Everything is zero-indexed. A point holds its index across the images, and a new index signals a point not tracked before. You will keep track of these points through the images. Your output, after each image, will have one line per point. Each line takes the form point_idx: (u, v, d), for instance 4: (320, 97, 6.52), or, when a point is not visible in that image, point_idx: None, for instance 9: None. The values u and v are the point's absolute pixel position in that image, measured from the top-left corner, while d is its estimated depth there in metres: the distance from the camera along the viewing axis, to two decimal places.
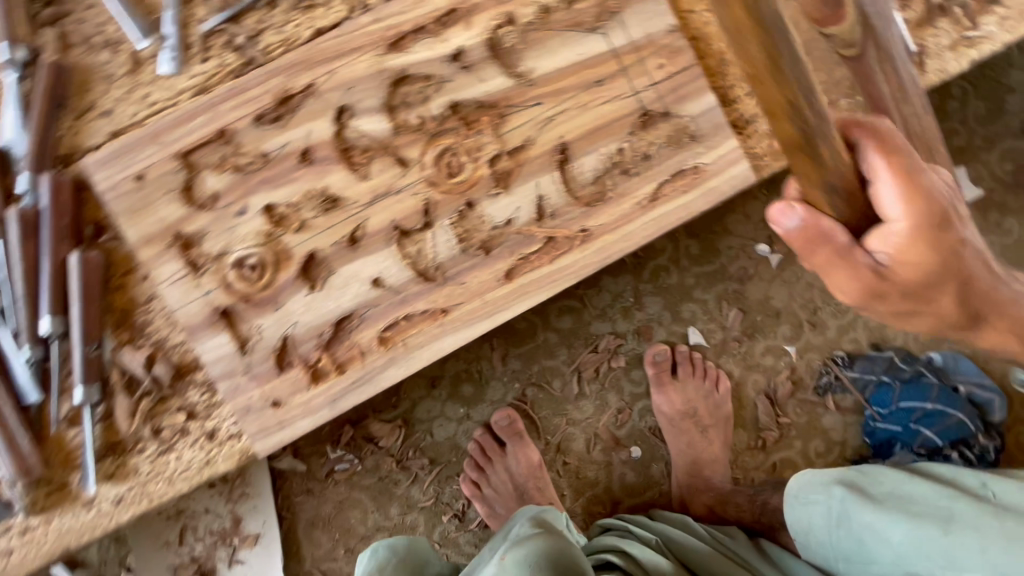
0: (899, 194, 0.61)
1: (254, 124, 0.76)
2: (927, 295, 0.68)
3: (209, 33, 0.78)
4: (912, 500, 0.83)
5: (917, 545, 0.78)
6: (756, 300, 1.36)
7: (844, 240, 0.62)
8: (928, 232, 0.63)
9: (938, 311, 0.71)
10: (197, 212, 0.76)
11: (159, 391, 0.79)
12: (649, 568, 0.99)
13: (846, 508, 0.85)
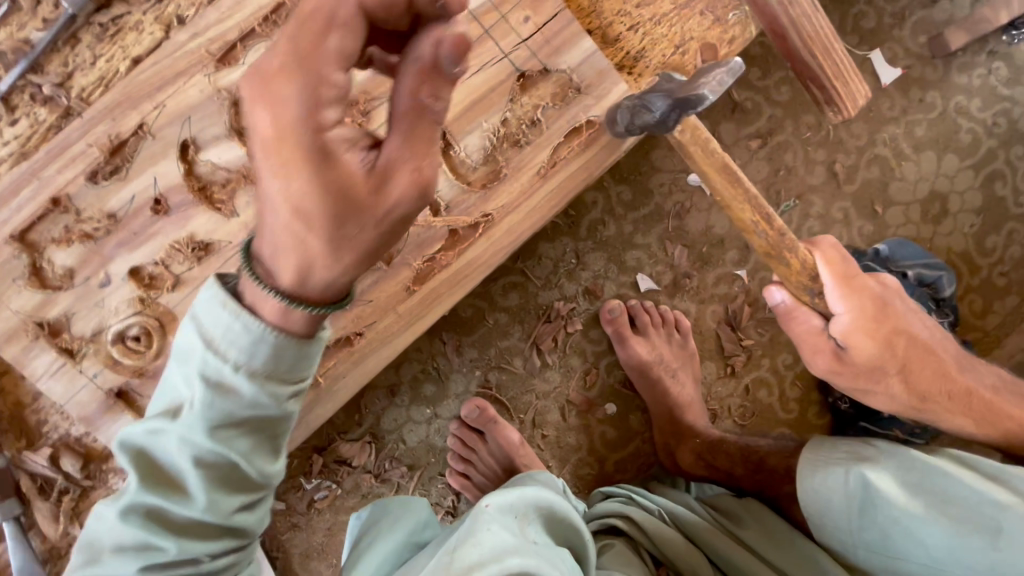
0: (844, 297, 0.77)
1: (89, 183, 0.68)
2: (876, 375, 0.82)
3: (10, 91, 0.69)
4: (952, 502, 0.70)
5: (959, 553, 0.67)
6: (699, 232, 1.31)
7: (819, 324, 0.81)
8: (873, 326, 0.78)
9: (890, 392, 0.83)
10: (55, 294, 0.68)
11: (78, 486, 0.73)
12: (654, 537, 0.91)
13: (871, 496, 0.73)
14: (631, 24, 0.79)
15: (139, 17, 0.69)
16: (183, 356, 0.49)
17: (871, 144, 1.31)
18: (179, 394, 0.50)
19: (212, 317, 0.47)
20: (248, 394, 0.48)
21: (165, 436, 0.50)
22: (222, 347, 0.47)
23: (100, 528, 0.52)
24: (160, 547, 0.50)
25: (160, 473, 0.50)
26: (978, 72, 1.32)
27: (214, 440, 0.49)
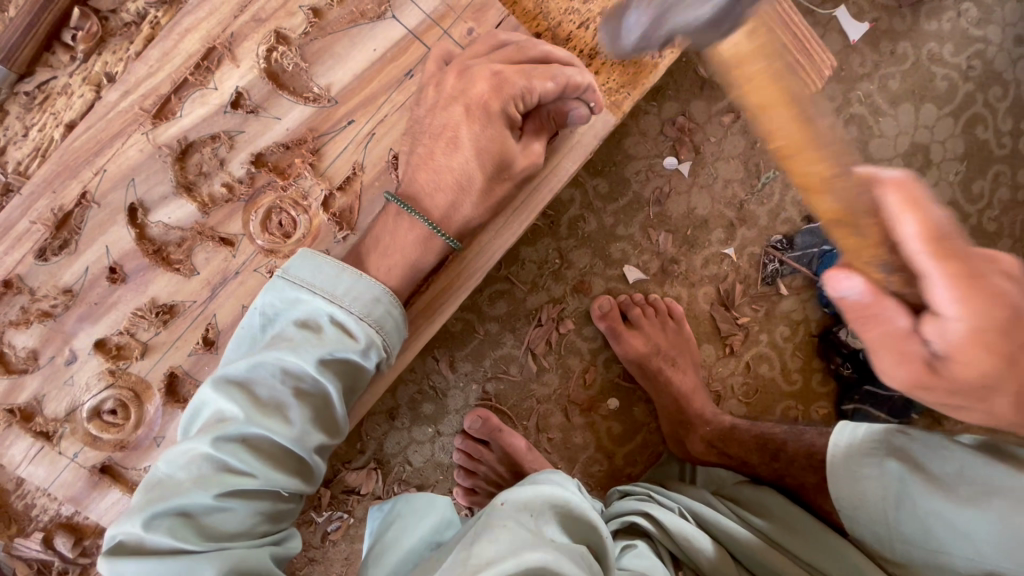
0: (954, 297, 0.53)
1: (38, 261, 0.65)
2: (983, 395, 0.60)
3: None
4: (993, 491, 0.73)
5: (1007, 545, 0.70)
6: (681, 215, 1.29)
7: (902, 323, 0.57)
8: (992, 333, 0.56)
9: (994, 411, 0.63)
10: (23, 378, 0.66)
11: (75, 565, 0.72)
12: (677, 535, 0.91)
13: (906, 488, 0.77)
14: (580, 21, 0.76)
15: (67, 80, 0.66)
16: (302, 298, 0.60)
17: (845, 104, 1.28)
18: (293, 328, 0.60)
19: (341, 270, 0.61)
20: (359, 340, 0.60)
21: (271, 372, 0.58)
22: (344, 294, 0.60)
23: (181, 457, 0.56)
24: (247, 474, 0.55)
25: (258, 408, 0.57)
26: (949, 16, 1.28)
27: (319, 375, 0.59)
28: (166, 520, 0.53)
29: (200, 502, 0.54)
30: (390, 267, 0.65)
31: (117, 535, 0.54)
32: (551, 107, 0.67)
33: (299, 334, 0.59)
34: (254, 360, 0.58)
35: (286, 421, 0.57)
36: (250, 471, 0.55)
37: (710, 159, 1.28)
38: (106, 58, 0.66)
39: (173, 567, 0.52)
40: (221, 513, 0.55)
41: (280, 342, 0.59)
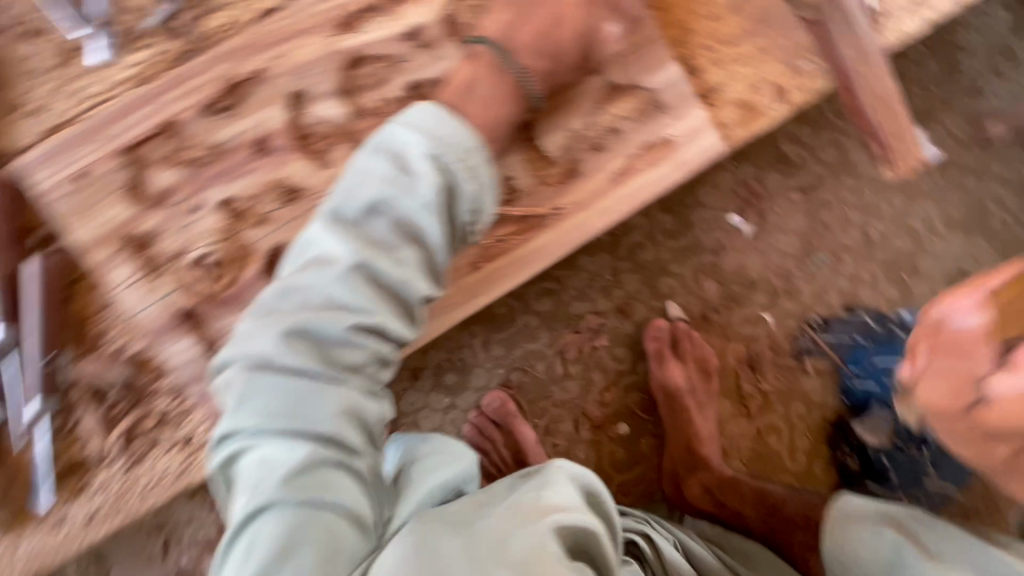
0: (970, 315, 0.79)
1: (202, 114, 0.72)
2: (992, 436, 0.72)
3: (152, 28, 0.73)
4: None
5: None
6: (733, 271, 1.35)
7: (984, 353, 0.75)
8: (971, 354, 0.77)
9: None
10: (148, 211, 0.72)
11: (130, 397, 0.75)
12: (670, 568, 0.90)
13: (898, 553, 0.77)
14: (715, 59, 0.84)
15: None
16: (408, 149, 0.64)
17: (904, 216, 1.37)
18: (397, 173, 0.63)
19: (440, 121, 0.66)
20: (461, 192, 0.65)
21: (381, 215, 0.62)
22: (445, 146, 0.65)
23: (299, 289, 0.60)
24: (362, 309, 0.59)
25: (371, 247, 0.61)
26: (1015, 165, 1.38)
27: (427, 216, 0.63)
28: (288, 344, 0.57)
29: (324, 330, 0.58)
30: (487, 117, 0.70)
31: (237, 360, 0.58)
32: (642, 51, 0.79)
33: (405, 179, 0.63)
34: (366, 202, 0.62)
35: (397, 259, 0.61)
36: (364, 307, 0.59)
37: (771, 228, 1.36)
38: None
39: (304, 386, 0.56)
40: (339, 346, 0.59)
41: (388, 187, 0.62)
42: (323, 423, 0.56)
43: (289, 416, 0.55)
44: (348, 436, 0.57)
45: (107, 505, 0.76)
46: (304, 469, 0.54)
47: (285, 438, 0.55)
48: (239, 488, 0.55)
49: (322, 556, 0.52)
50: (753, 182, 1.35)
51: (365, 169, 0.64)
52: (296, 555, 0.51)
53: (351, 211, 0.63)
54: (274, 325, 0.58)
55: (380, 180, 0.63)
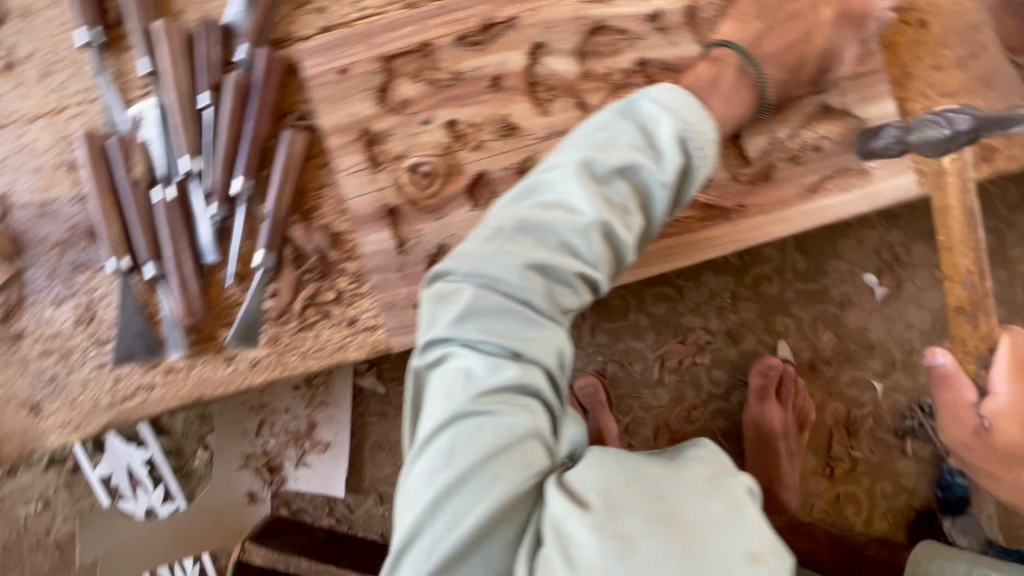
0: (1005, 374, 0.89)
1: (456, 42, 0.80)
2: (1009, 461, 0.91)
3: None
4: None
5: None
6: (854, 329, 1.32)
7: (969, 397, 0.93)
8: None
9: None
10: (387, 114, 0.81)
11: (321, 269, 0.84)
12: None
13: None
14: (927, 107, 0.85)
15: None
16: (658, 128, 0.69)
17: None
18: (643, 145, 0.68)
19: (690, 109, 0.70)
20: (690, 178, 0.70)
21: (622, 179, 0.67)
22: (693, 133, 0.69)
23: (537, 227, 0.65)
24: (588, 260, 0.65)
25: (608, 206, 0.66)
26: None
27: (660, 191, 0.68)
28: (521, 273, 0.62)
29: (553, 269, 0.64)
30: (727, 115, 0.75)
31: (469, 278, 0.63)
32: (863, 81, 0.82)
33: (651, 152, 0.68)
34: (612, 165, 0.67)
35: (626, 224, 0.67)
36: (591, 258, 0.65)
37: (905, 298, 1.32)
38: None
39: (529, 315, 0.62)
40: (559, 287, 0.64)
41: (637, 156, 0.67)
42: (536, 350, 0.62)
43: (509, 338, 0.61)
44: (551, 367, 0.63)
45: (270, 358, 0.85)
46: (515, 388, 0.60)
47: (503, 356, 0.61)
48: (445, 391, 0.61)
49: (520, 470, 0.58)
50: (901, 247, 1.31)
51: (615, 133, 0.68)
52: (499, 458, 0.58)
53: (598, 167, 0.67)
54: (513, 256, 0.63)
55: (630, 148, 0.67)
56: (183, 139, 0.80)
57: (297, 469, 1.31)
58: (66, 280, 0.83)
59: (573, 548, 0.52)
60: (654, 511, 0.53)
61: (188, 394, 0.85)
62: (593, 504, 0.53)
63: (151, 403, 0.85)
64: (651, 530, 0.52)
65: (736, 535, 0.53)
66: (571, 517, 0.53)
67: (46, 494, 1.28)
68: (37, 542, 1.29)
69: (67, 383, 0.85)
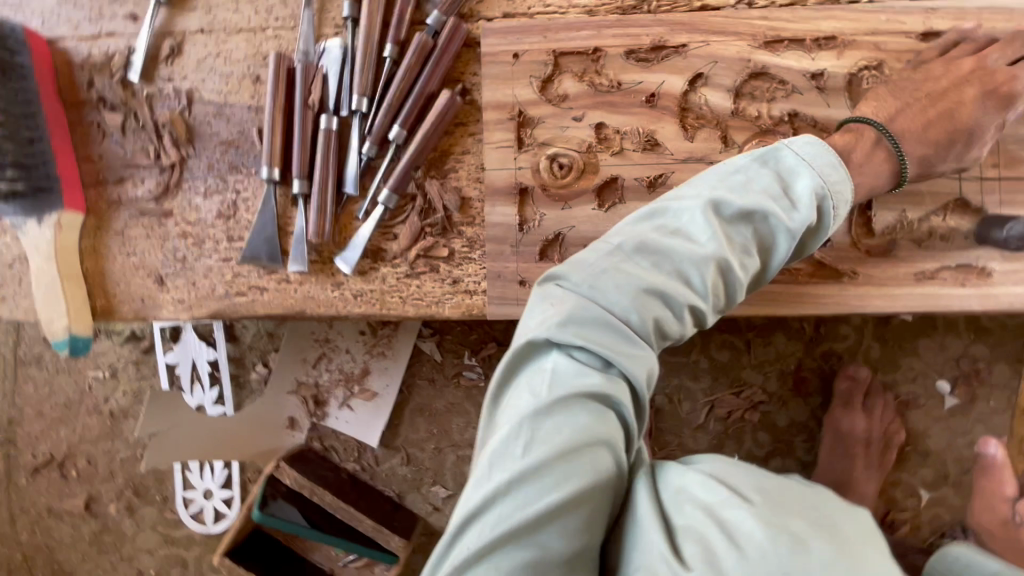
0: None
1: (624, 56, 0.86)
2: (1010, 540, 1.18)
3: None
4: None
5: None
6: (913, 432, 1.29)
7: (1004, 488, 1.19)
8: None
9: None
10: (543, 102, 0.87)
11: (442, 227, 0.90)
12: None
13: None
14: None
15: None
16: (791, 182, 0.71)
17: None
18: (775, 192, 0.70)
19: (830, 166, 0.72)
20: (812, 233, 0.71)
21: (747, 223, 0.69)
22: (827, 193, 0.71)
23: (656, 252, 0.66)
24: (701, 292, 0.66)
25: (730, 245, 0.67)
26: None
27: (781, 239, 0.69)
28: (631, 292, 0.63)
29: (667, 293, 0.64)
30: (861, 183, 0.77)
31: (578, 286, 0.64)
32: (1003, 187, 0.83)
33: (784, 202, 0.69)
34: (741, 207, 0.68)
35: (743, 265, 0.68)
36: (701, 292, 0.66)
37: (975, 416, 1.28)
38: None
39: (635, 330, 0.62)
40: (667, 314, 0.64)
41: (765, 205, 0.68)
42: (635, 363, 0.61)
43: (609, 347, 0.61)
44: (641, 384, 0.61)
45: (372, 294, 0.91)
46: (601, 394, 0.59)
47: (599, 362, 0.60)
48: (531, 386, 0.60)
49: (590, 472, 0.56)
50: (984, 363, 1.27)
51: (750, 177, 0.70)
52: (578, 461, 0.56)
53: (726, 207, 0.68)
54: (628, 274, 0.64)
55: (760, 196, 0.69)
56: (359, 80, 0.87)
57: (340, 409, 1.34)
58: (220, 177, 0.93)
59: (731, 529, 0.49)
60: (814, 518, 0.49)
61: (291, 305, 0.91)
62: (749, 496, 0.51)
63: (258, 305, 0.92)
64: (813, 531, 0.48)
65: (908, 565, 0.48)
66: (727, 501, 0.51)
67: (115, 364, 1.38)
68: (94, 407, 1.39)
69: (193, 266, 0.93)
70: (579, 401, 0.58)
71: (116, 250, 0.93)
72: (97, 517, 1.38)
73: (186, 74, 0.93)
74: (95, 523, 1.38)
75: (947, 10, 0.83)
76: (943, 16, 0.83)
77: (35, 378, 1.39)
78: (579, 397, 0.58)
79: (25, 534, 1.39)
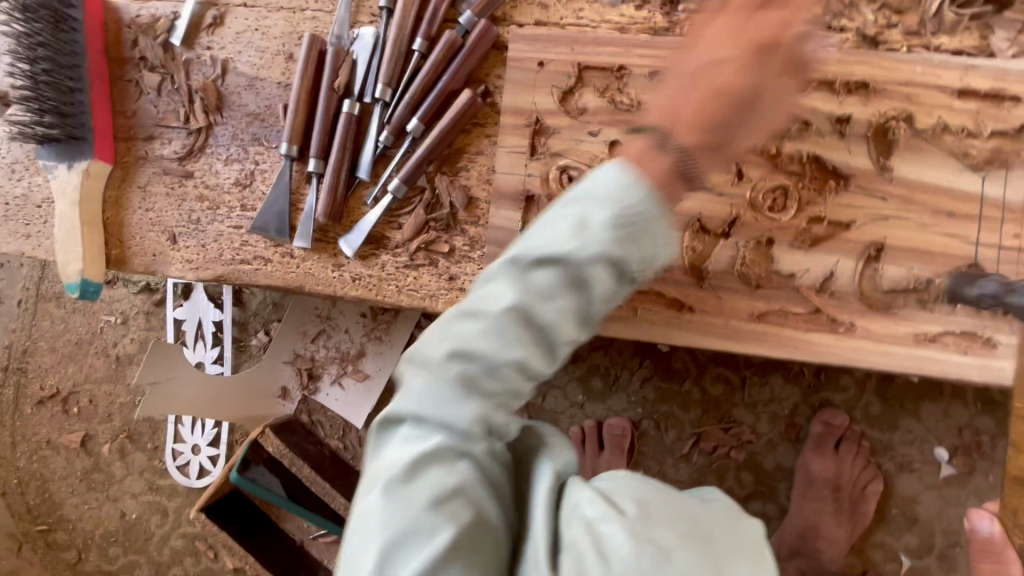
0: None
1: (648, 77, 0.86)
2: None
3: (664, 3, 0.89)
4: None
5: None
6: (903, 495, 1.25)
7: None
8: None
9: None
10: (562, 113, 0.87)
11: (447, 223, 0.91)
12: None
13: None
14: None
15: None
16: (588, 213, 0.57)
17: None
18: (570, 231, 0.57)
19: (625, 180, 0.57)
20: (641, 250, 0.57)
21: (546, 267, 0.57)
22: (632, 208, 0.56)
23: (454, 327, 0.57)
24: (512, 347, 0.55)
25: (530, 293, 0.56)
26: None
27: (596, 270, 0.56)
28: (431, 372, 0.56)
29: (472, 361, 0.55)
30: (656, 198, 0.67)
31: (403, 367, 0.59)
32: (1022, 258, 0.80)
33: (580, 235, 0.56)
34: (533, 256, 0.57)
35: (552, 314, 0.56)
36: (510, 345, 0.55)
37: (971, 489, 1.23)
38: None
39: (448, 397, 0.55)
40: (477, 374, 0.55)
41: (559, 244, 0.56)
42: (457, 421, 0.55)
43: (426, 417, 0.55)
44: (474, 438, 0.55)
45: (371, 279, 0.92)
46: (435, 457, 0.55)
47: (427, 435, 0.55)
48: (375, 470, 0.57)
49: (452, 533, 0.52)
50: (988, 436, 1.23)
51: (544, 223, 0.58)
52: (434, 529, 0.52)
53: (519, 258, 0.57)
54: (431, 352, 0.57)
55: (556, 230, 0.57)
56: (386, 69, 0.89)
57: (331, 386, 1.37)
58: (243, 146, 0.96)
59: (605, 547, 0.52)
60: (684, 529, 0.53)
61: (292, 279, 0.94)
62: (629, 510, 0.54)
63: (261, 275, 0.94)
64: (685, 544, 0.52)
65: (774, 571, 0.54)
66: (611, 520, 0.53)
67: (127, 311, 1.43)
68: (103, 349, 1.44)
69: (205, 229, 0.96)
70: (415, 473, 0.54)
71: (136, 204, 0.97)
72: (90, 455, 1.43)
73: (224, 44, 0.97)
74: (88, 460, 1.43)
75: (988, 69, 0.80)
76: (983, 75, 0.80)
77: (53, 315, 1.46)
78: (412, 472, 0.54)
79: (21, 461, 1.45)
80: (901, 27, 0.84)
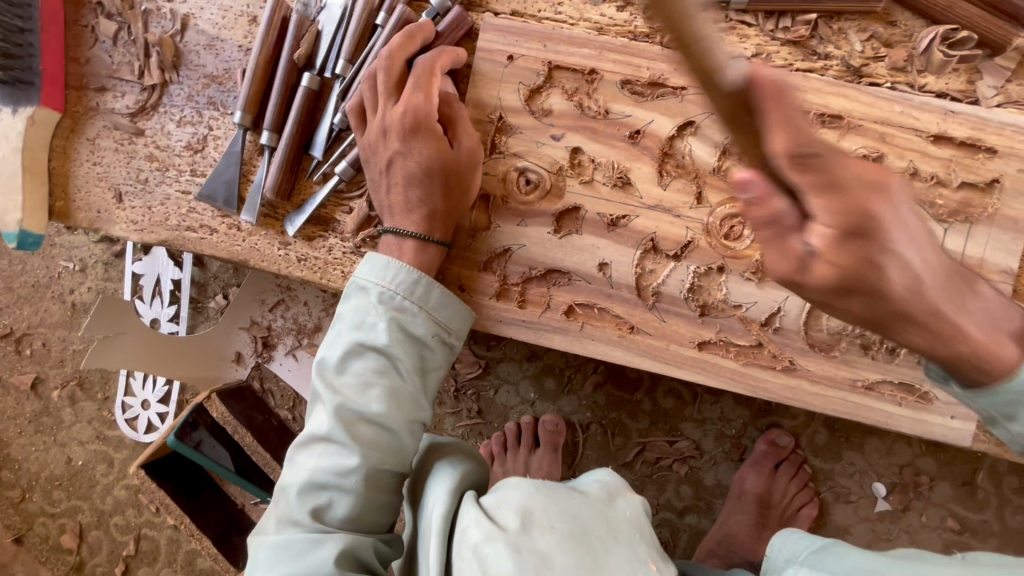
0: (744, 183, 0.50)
1: (619, 85, 0.82)
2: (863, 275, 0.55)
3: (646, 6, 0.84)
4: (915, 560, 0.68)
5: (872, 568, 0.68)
6: (836, 525, 1.26)
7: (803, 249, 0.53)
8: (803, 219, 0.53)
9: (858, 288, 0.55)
10: (526, 113, 0.84)
11: None
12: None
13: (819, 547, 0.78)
14: None
15: (752, 35, 0.83)
16: (364, 305, 0.76)
17: None
18: (360, 330, 0.75)
19: (386, 267, 0.76)
20: (417, 321, 0.76)
21: (349, 366, 0.75)
22: (396, 290, 0.76)
23: (306, 466, 0.74)
24: (345, 448, 0.72)
25: (339, 394, 0.74)
26: None
27: (388, 350, 0.74)
28: (297, 504, 0.73)
29: (322, 480, 0.72)
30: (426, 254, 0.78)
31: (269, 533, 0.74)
32: None
33: (364, 328, 0.75)
34: (335, 360, 0.75)
35: (364, 405, 0.73)
36: (346, 445, 0.72)
37: (904, 526, 1.24)
38: (781, 52, 0.82)
39: (307, 544, 0.70)
40: (327, 487, 0.72)
41: (352, 340, 0.75)
42: (329, 553, 0.69)
43: (300, 555, 0.69)
44: (340, 550, 0.70)
45: (317, 261, 0.90)
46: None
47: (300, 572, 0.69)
48: None
49: None
50: (925, 476, 1.24)
51: (337, 327, 0.77)
52: None
53: (328, 361, 0.76)
54: (293, 493, 0.74)
55: (347, 336, 0.76)
56: (348, 45, 0.85)
57: (285, 356, 1.36)
58: (197, 109, 0.92)
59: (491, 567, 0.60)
60: (569, 531, 0.63)
61: (236, 253, 0.91)
62: (510, 525, 0.63)
63: (205, 244, 0.92)
64: (563, 546, 0.62)
65: (635, 550, 0.65)
66: (491, 537, 0.62)
67: (85, 259, 1.41)
68: (59, 295, 1.42)
69: (152, 190, 0.93)
70: None
71: (84, 157, 0.94)
72: (40, 399, 1.43)
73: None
74: (37, 403, 1.43)
75: (966, 117, 0.78)
76: (960, 122, 0.78)
77: (10, 254, 1.43)
78: None
79: None
80: (887, 63, 0.81)
